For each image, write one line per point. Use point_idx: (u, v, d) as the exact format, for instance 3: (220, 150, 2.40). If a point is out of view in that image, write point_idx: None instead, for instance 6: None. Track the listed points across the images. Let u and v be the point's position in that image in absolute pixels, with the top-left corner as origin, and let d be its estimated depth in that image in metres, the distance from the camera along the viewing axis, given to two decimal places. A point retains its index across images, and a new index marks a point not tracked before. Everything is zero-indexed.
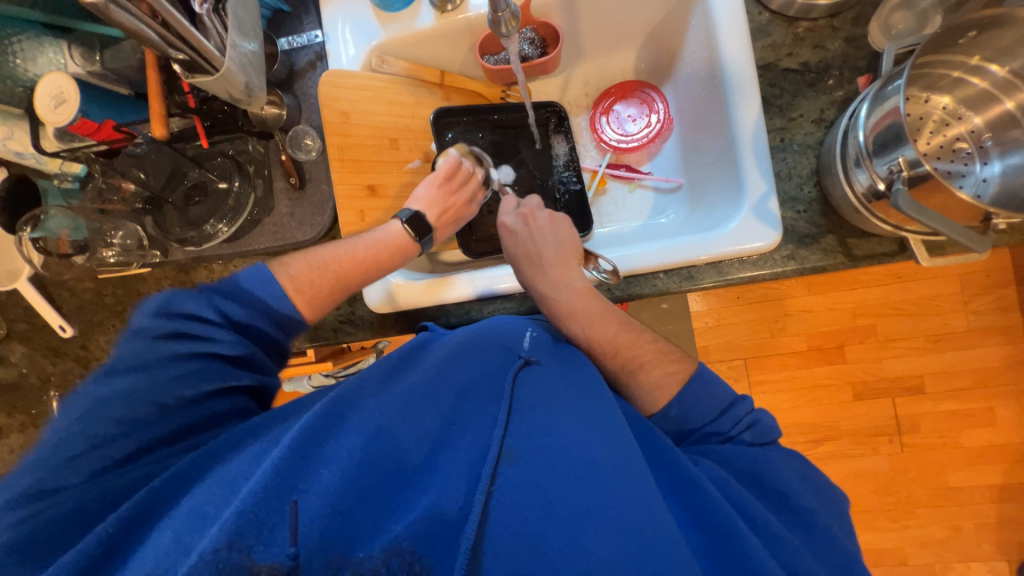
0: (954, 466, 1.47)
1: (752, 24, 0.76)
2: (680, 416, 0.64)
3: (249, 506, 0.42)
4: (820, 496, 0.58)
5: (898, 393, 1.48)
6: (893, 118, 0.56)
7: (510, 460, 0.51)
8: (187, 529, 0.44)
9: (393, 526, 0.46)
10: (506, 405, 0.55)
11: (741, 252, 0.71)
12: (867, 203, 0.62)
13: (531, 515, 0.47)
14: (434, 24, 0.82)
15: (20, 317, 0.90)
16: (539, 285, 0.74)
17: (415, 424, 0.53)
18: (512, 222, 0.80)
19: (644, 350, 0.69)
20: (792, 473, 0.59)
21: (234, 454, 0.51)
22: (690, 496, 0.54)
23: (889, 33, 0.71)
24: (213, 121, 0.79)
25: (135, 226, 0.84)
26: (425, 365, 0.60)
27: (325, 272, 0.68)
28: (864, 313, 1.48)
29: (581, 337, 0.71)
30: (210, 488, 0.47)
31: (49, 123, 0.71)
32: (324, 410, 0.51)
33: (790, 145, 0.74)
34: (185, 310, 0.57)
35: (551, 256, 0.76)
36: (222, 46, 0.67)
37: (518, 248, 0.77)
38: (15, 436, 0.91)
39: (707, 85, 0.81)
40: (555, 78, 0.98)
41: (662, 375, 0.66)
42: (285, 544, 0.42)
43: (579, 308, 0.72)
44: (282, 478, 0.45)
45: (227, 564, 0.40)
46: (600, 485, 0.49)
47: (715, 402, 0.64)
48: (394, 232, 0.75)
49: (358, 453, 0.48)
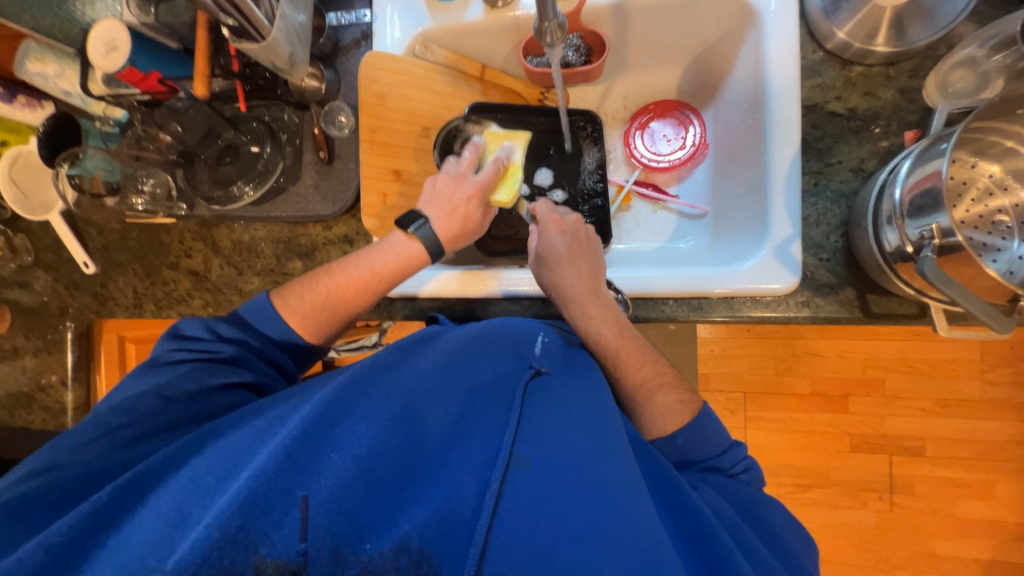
0: (942, 535, 1.44)
1: (804, 61, 0.74)
2: (685, 447, 0.64)
3: (261, 486, 0.43)
4: (803, 544, 0.60)
5: (896, 451, 1.45)
6: (934, 181, 0.54)
7: (521, 467, 0.51)
8: (189, 499, 0.46)
9: (402, 524, 0.46)
10: (517, 412, 0.55)
11: (757, 292, 0.70)
12: (892, 263, 0.61)
13: (541, 530, 0.47)
14: (482, 18, 0.82)
15: (47, 248, 0.94)
16: (573, 287, 0.71)
17: (427, 417, 0.53)
18: (560, 221, 0.77)
19: (663, 372, 0.69)
20: (780, 517, 0.60)
21: (241, 426, 0.54)
22: (685, 518, 0.53)
23: (945, 91, 0.68)
24: (254, 86, 0.81)
25: (167, 176, 0.86)
26: (437, 354, 0.61)
27: (320, 290, 0.67)
28: (874, 366, 1.45)
29: (608, 342, 0.69)
30: (211, 459, 0.49)
31: (99, 67, 0.73)
32: (333, 395, 0.52)
33: (823, 191, 0.72)
34: (190, 332, 0.62)
35: (587, 261, 0.74)
36: (271, 15, 0.68)
37: (556, 246, 0.74)
38: (29, 358, 0.94)
39: (748, 116, 0.80)
40: (595, 87, 0.97)
41: (676, 401, 0.66)
42: (296, 535, 0.43)
43: (611, 316, 0.71)
44: (294, 460, 0.46)
45: (234, 540, 0.41)
46: (610, 502, 0.49)
47: (717, 441, 0.65)
48: (395, 245, 0.70)
49: (370, 440, 0.49)
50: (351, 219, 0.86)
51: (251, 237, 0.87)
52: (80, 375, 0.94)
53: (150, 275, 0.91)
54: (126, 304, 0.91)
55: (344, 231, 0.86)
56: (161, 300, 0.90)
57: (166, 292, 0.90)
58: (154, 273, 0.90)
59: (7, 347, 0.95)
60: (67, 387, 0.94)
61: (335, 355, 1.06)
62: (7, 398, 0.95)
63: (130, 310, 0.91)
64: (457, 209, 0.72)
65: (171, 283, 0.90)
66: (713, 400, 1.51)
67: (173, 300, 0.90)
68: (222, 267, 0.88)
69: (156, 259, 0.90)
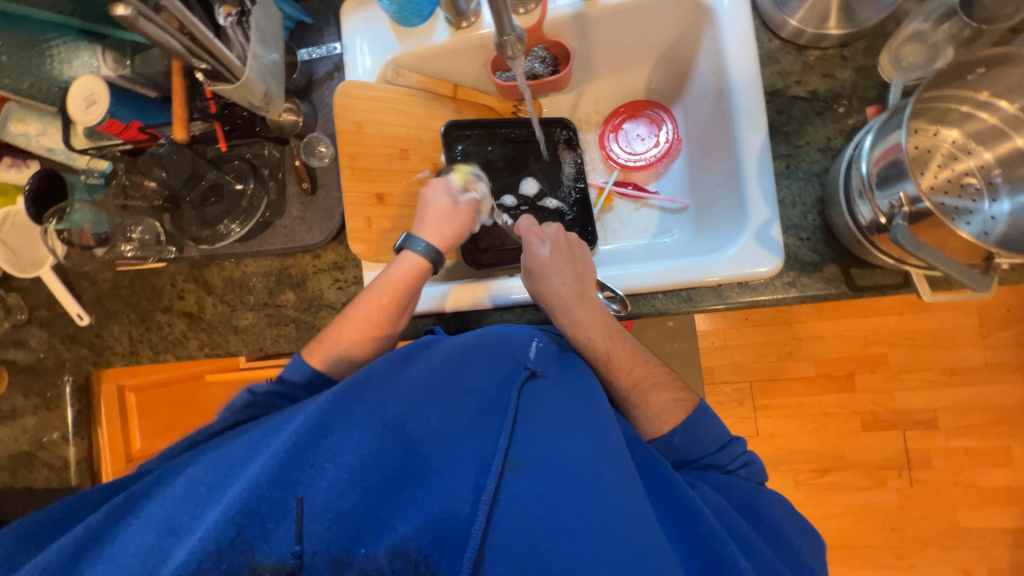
0: (966, 506, 1.42)
1: (762, 50, 0.76)
2: (682, 445, 0.64)
3: (254, 499, 0.43)
4: (806, 535, 0.60)
5: (908, 425, 1.44)
6: (896, 153, 0.56)
7: (516, 469, 0.51)
8: (180, 511, 0.45)
9: (399, 527, 0.46)
10: (510, 417, 0.55)
11: (743, 277, 0.71)
12: (869, 235, 0.62)
13: (537, 527, 0.47)
14: (449, 40, 0.84)
15: (40, 304, 0.94)
16: (560, 294, 0.72)
17: (421, 423, 0.53)
18: (539, 234, 0.78)
19: (655, 372, 0.69)
20: (780, 509, 0.60)
21: (236, 438, 0.53)
22: (684, 516, 0.53)
23: (899, 65, 0.71)
24: (233, 125, 0.83)
25: (154, 222, 0.87)
26: (432, 362, 0.61)
27: (343, 328, 0.69)
28: (876, 342, 1.45)
29: (598, 348, 0.70)
30: (205, 468, 0.49)
31: (79, 122, 0.75)
32: (328, 405, 0.52)
33: (795, 172, 0.74)
34: None
35: (573, 266, 0.75)
36: (243, 56, 0.70)
37: (539, 257, 0.74)
38: (29, 417, 0.94)
39: (715, 108, 0.82)
40: (566, 95, 1.00)
41: (669, 400, 0.66)
42: (290, 539, 0.43)
43: (600, 320, 0.71)
44: (287, 471, 0.46)
45: (228, 563, 0.40)
46: (608, 499, 0.49)
47: (715, 436, 0.64)
48: (397, 264, 0.73)
49: (363, 448, 0.49)
50: (339, 245, 0.87)
51: (242, 273, 0.88)
52: (81, 429, 0.94)
53: (145, 320, 0.91)
54: (123, 352, 0.92)
55: (333, 258, 0.87)
56: (156, 344, 0.91)
57: (161, 336, 0.90)
58: (148, 319, 0.91)
59: (6, 407, 0.94)
60: (68, 442, 0.93)
61: None
62: (9, 458, 0.94)
63: (127, 357, 0.92)
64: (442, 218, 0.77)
65: (166, 326, 0.91)
66: (719, 392, 1.51)
67: (168, 343, 0.90)
68: (216, 306, 0.89)
69: (149, 304, 0.91)
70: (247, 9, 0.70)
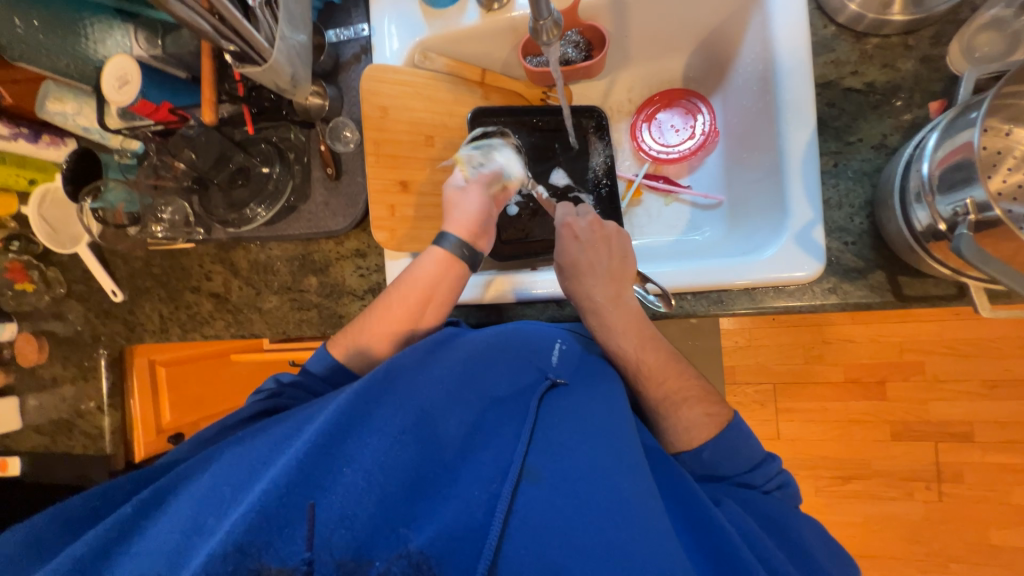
0: (998, 524, 1.36)
1: (815, 37, 0.71)
2: (713, 460, 0.62)
3: (271, 502, 0.42)
4: (838, 563, 0.57)
5: (942, 437, 1.38)
6: (966, 154, 0.51)
7: (533, 479, 0.51)
8: (203, 510, 0.46)
9: (412, 538, 0.45)
10: (528, 426, 0.55)
11: (781, 281, 0.67)
12: (924, 243, 0.57)
13: (551, 544, 0.46)
14: (479, 22, 0.81)
15: (78, 279, 0.97)
16: (593, 296, 0.70)
17: (441, 428, 0.53)
18: (578, 226, 0.75)
19: (689, 386, 0.67)
20: (809, 531, 0.58)
21: (255, 438, 0.54)
22: (709, 533, 0.51)
23: (971, 56, 0.65)
24: (260, 108, 0.83)
25: (183, 204, 0.88)
26: (453, 362, 0.61)
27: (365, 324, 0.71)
28: (912, 350, 1.38)
29: (628, 357, 0.68)
30: (224, 471, 0.49)
31: (113, 102, 0.76)
32: (349, 405, 0.52)
33: (844, 171, 0.69)
34: None
35: (612, 267, 0.72)
36: (271, 37, 0.69)
37: (576, 253, 0.72)
38: (68, 386, 0.98)
39: (759, 99, 0.77)
40: (598, 82, 0.96)
41: (701, 415, 0.64)
42: (302, 544, 0.42)
43: (633, 326, 0.69)
44: (306, 474, 0.45)
45: (238, 565, 0.39)
46: (627, 515, 0.48)
47: (750, 454, 0.62)
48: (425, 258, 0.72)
49: (382, 454, 0.49)
50: (362, 233, 0.86)
51: (266, 256, 0.89)
52: (116, 400, 0.98)
53: (174, 298, 0.93)
54: (154, 329, 0.94)
55: (355, 245, 0.87)
56: (185, 323, 0.93)
57: (189, 315, 0.92)
58: (177, 298, 0.93)
59: (47, 376, 0.99)
60: (104, 412, 0.98)
61: None
62: (50, 423, 0.99)
63: (158, 334, 0.94)
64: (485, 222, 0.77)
65: (194, 305, 0.93)
66: (741, 393, 1.46)
67: (196, 322, 0.92)
68: (242, 288, 0.90)
69: (178, 284, 0.93)
70: None
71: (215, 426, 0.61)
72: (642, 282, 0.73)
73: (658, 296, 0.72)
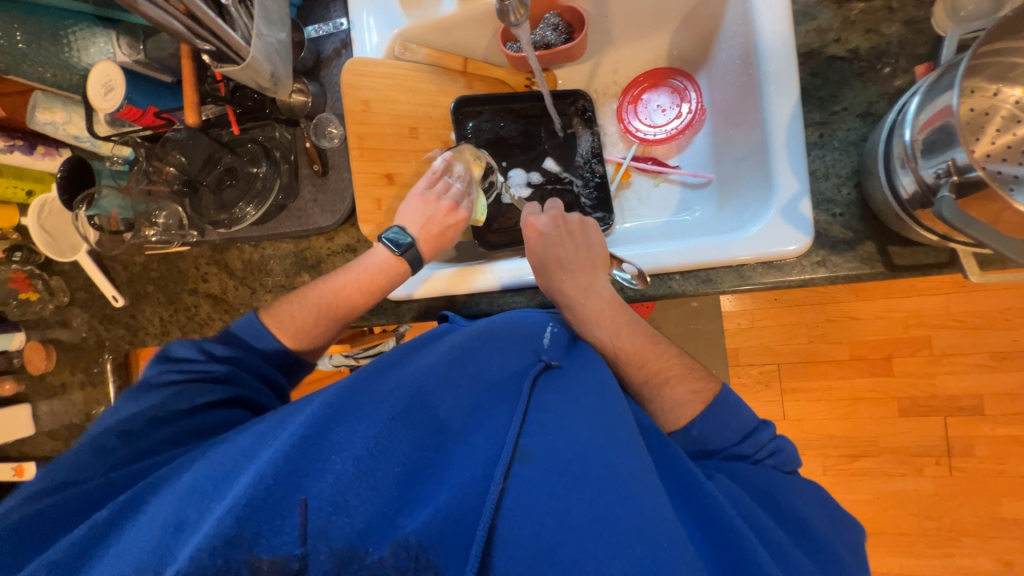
0: (1012, 497, 1.34)
1: (796, 6, 0.69)
2: (702, 437, 0.62)
3: (257, 496, 0.43)
4: (840, 530, 0.56)
5: (951, 412, 1.36)
6: (945, 118, 0.50)
7: (526, 460, 0.51)
8: (182, 508, 0.46)
9: (405, 525, 0.45)
10: (521, 406, 0.55)
11: (769, 257, 0.66)
12: (911, 210, 0.56)
13: (547, 525, 0.47)
14: (457, 10, 0.81)
15: (80, 287, 0.99)
16: (565, 290, 0.71)
17: (434, 415, 0.54)
18: (541, 224, 0.75)
19: (671, 364, 0.67)
20: (803, 499, 0.57)
21: (241, 433, 0.55)
22: (699, 505, 0.52)
23: (957, 15, 0.63)
24: (244, 108, 0.83)
25: (177, 207, 0.89)
26: (442, 352, 0.62)
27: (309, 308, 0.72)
28: (918, 324, 1.36)
29: (605, 345, 0.69)
30: (212, 467, 0.50)
31: (99, 108, 0.77)
32: (336, 401, 0.53)
33: (829, 142, 0.68)
34: (180, 354, 0.64)
35: (581, 259, 0.73)
36: (248, 36, 0.69)
37: (544, 250, 0.73)
38: (77, 392, 1.01)
39: (743, 74, 0.75)
40: (582, 65, 0.95)
41: (687, 393, 0.64)
42: (295, 535, 0.43)
43: (606, 315, 0.70)
44: (294, 464, 0.46)
45: (228, 561, 0.40)
46: (622, 491, 0.48)
47: (738, 424, 0.61)
48: (377, 261, 0.73)
49: (369, 440, 0.49)
50: (351, 228, 0.87)
51: (260, 256, 0.90)
52: None
53: (173, 302, 0.95)
54: (155, 332, 0.96)
55: (346, 240, 0.87)
56: (185, 326, 0.94)
57: (188, 318, 0.94)
58: (176, 301, 0.94)
59: (56, 383, 1.01)
60: None
61: (355, 363, 1.09)
62: (63, 429, 1.02)
63: (159, 337, 0.96)
64: (445, 234, 0.77)
65: (193, 308, 0.94)
66: (745, 374, 1.46)
67: (196, 324, 0.94)
68: (237, 288, 0.91)
69: (176, 287, 0.94)
70: None
71: (148, 418, 0.58)
72: (620, 265, 0.74)
73: (634, 276, 0.73)
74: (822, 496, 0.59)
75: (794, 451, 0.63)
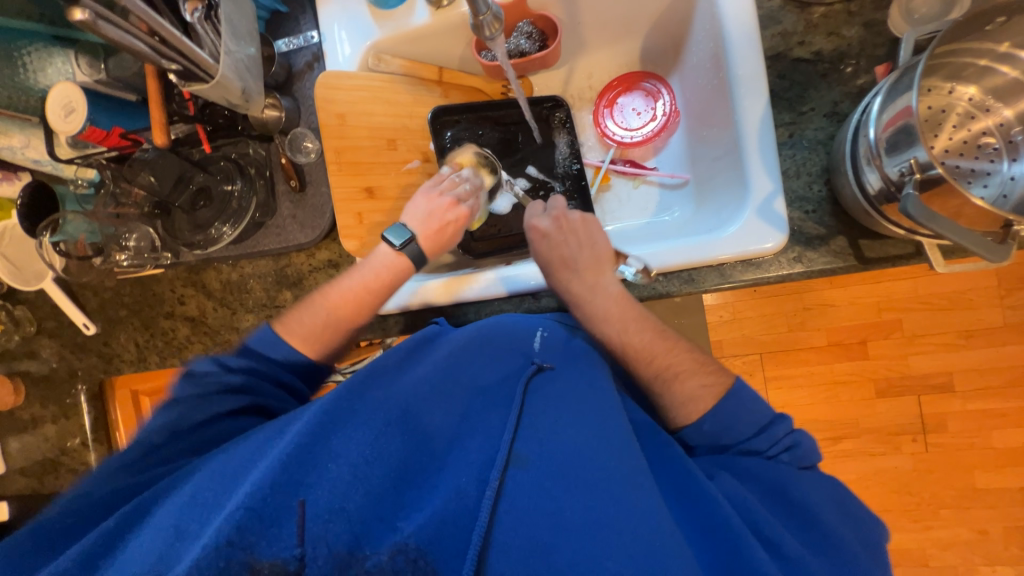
0: (983, 468, 1.41)
1: (761, 10, 0.71)
2: (714, 431, 0.62)
3: (257, 504, 0.43)
4: (854, 526, 0.57)
5: (924, 390, 1.42)
6: (906, 117, 0.52)
7: (521, 464, 0.51)
8: (186, 518, 0.45)
9: (403, 526, 0.46)
10: (515, 411, 0.55)
11: (747, 255, 0.68)
12: (877, 206, 0.59)
13: (542, 525, 0.47)
14: (430, 21, 0.81)
15: (47, 315, 0.95)
16: (572, 289, 0.71)
17: (426, 421, 0.54)
18: (545, 225, 0.76)
19: (680, 359, 0.67)
20: (816, 493, 0.58)
21: (240, 441, 0.53)
22: (699, 502, 0.53)
23: (910, 18, 0.67)
24: (214, 125, 0.82)
25: (148, 229, 0.86)
26: (435, 359, 0.61)
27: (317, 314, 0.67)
28: (890, 308, 1.42)
29: (614, 342, 0.69)
30: (212, 476, 0.49)
31: (61, 132, 0.73)
32: (332, 405, 0.52)
33: (799, 141, 0.70)
34: (200, 366, 0.60)
35: (588, 257, 0.73)
36: (217, 53, 0.67)
37: (551, 250, 0.73)
38: (49, 426, 0.96)
39: (713, 77, 0.77)
40: (557, 71, 0.96)
41: (698, 387, 0.64)
42: (293, 540, 0.42)
43: (615, 312, 0.70)
44: (290, 475, 0.45)
45: (228, 562, 0.40)
46: (615, 493, 0.49)
47: (753, 419, 0.62)
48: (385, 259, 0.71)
49: (367, 447, 0.49)
50: (333, 242, 0.86)
51: (239, 275, 0.88)
52: (99, 436, 0.96)
53: (149, 326, 0.92)
54: (131, 359, 0.93)
55: (327, 255, 0.86)
56: (163, 350, 0.91)
57: (166, 342, 0.91)
58: (152, 325, 0.92)
59: (26, 418, 0.97)
60: (89, 448, 0.96)
61: None
62: (35, 465, 0.97)
63: (136, 364, 0.93)
64: (445, 230, 0.75)
65: (170, 331, 0.91)
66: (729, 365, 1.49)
67: (174, 348, 0.91)
68: (216, 309, 0.89)
69: (151, 311, 0.92)
70: (215, 3, 0.66)
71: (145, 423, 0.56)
72: (625, 261, 0.73)
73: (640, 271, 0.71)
74: (839, 493, 0.59)
75: (813, 445, 0.62)
